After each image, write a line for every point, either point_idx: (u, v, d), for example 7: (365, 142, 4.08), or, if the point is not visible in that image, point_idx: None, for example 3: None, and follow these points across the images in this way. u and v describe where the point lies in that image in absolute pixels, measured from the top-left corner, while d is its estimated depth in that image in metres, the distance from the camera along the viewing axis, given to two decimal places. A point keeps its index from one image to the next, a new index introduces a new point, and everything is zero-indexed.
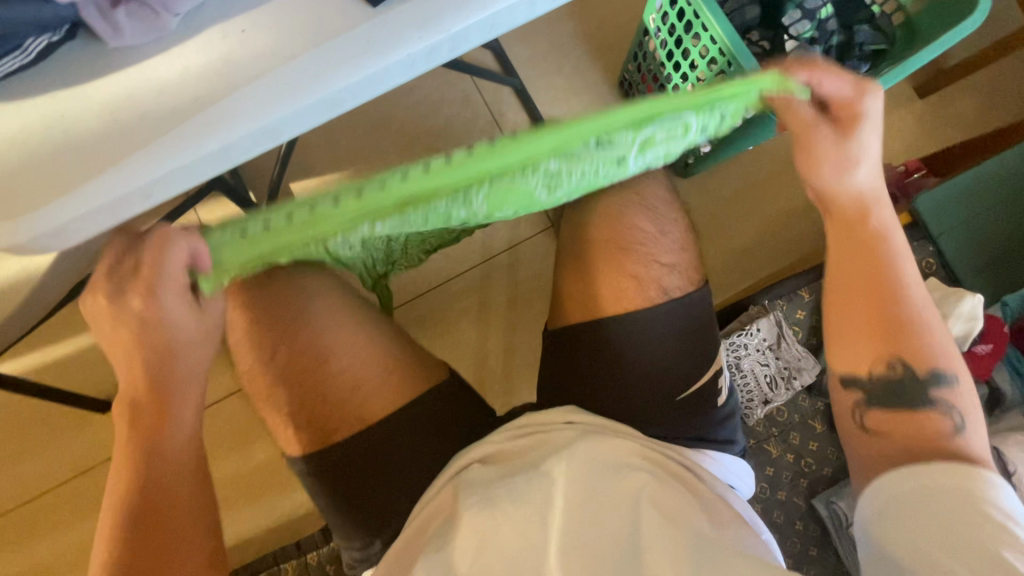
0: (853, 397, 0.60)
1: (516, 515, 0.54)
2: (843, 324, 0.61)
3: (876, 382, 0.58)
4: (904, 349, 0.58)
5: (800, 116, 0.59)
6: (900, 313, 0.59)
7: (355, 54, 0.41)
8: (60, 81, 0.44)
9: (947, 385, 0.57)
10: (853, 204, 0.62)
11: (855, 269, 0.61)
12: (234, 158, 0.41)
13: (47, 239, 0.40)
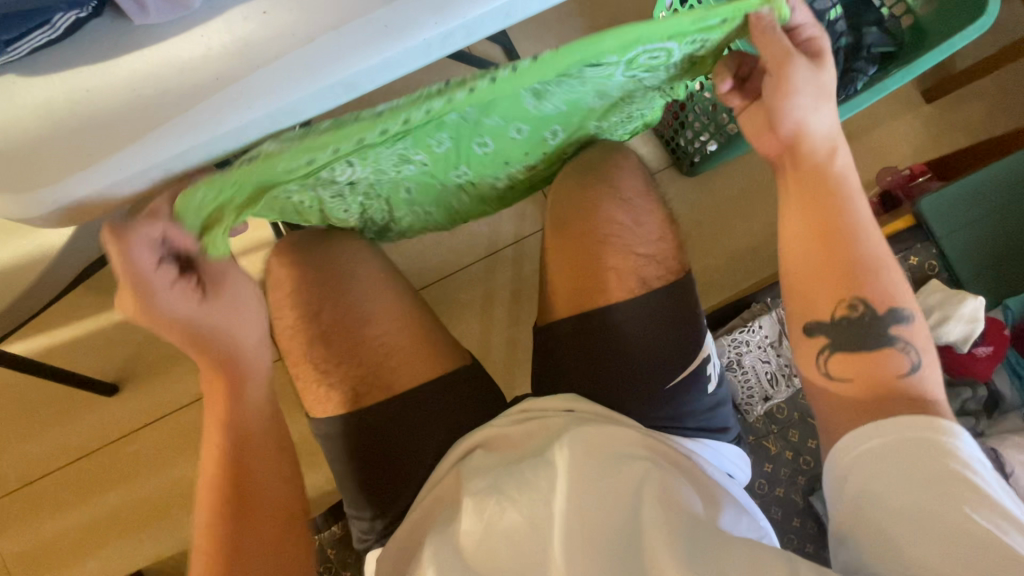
0: (818, 343, 0.58)
1: (522, 501, 0.54)
2: (806, 271, 0.60)
3: (839, 325, 0.57)
4: (865, 289, 0.57)
5: (779, 44, 0.52)
6: (860, 254, 0.58)
7: (372, 38, 0.41)
8: (84, 57, 0.45)
9: (905, 322, 0.56)
10: (813, 151, 0.59)
11: (817, 217, 0.59)
12: (251, 138, 0.42)
13: (68, 212, 0.41)
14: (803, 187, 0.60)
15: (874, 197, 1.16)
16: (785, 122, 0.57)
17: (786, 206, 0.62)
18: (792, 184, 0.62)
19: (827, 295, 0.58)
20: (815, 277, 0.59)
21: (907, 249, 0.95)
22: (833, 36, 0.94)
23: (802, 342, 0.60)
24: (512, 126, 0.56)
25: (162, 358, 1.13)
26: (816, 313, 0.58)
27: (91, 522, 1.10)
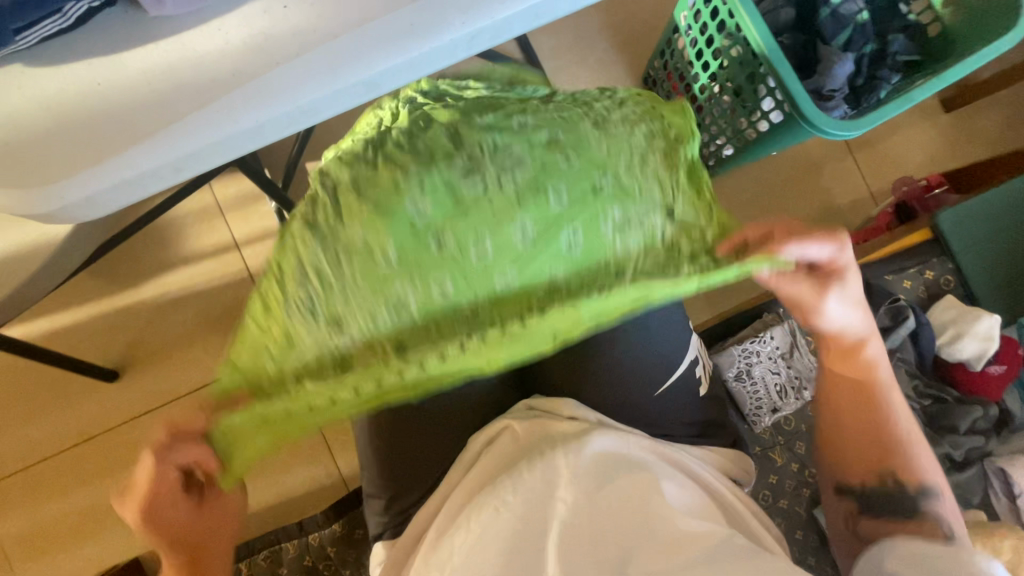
0: (846, 503, 0.63)
1: (517, 502, 0.54)
2: (842, 453, 0.63)
3: (869, 498, 0.61)
4: (896, 466, 0.60)
5: (797, 288, 0.55)
6: (892, 437, 0.60)
7: (396, 36, 0.40)
8: (95, 48, 0.43)
9: (937, 498, 0.59)
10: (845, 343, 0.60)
11: (850, 406, 0.61)
12: (267, 137, 0.41)
13: (78, 209, 0.39)
14: (841, 382, 0.62)
15: (890, 207, 1.14)
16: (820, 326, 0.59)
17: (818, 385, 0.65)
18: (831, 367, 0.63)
19: (858, 466, 0.61)
20: (849, 451, 0.62)
21: (923, 263, 0.94)
22: (859, 42, 0.91)
23: (832, 498, 0.64)
24: None
25: (164, 346, 1.12)
26: (846, 481, 0.63)
27: (89, 508, 1.09)
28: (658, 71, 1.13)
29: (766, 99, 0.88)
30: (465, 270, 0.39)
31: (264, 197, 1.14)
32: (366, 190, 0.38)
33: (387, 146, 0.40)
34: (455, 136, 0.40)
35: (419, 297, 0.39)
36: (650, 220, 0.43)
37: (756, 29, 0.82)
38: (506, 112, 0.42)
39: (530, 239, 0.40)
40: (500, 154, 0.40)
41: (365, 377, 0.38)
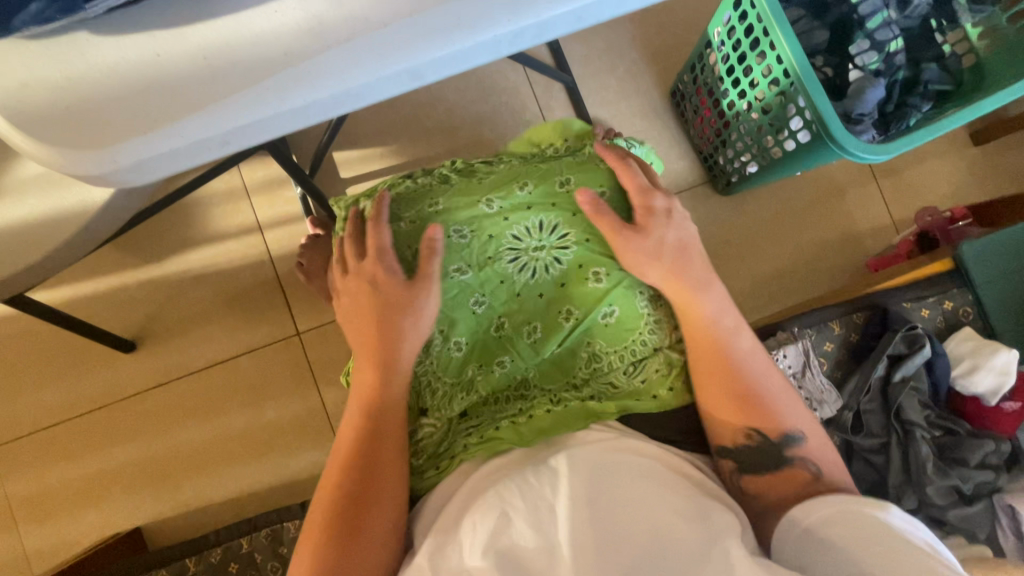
0: (729, 466, 0.64)
1: (527, 507, 0.54)
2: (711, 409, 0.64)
3: (745, 451, 0.63)
4: (757, 421, 0.62)
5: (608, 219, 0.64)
6: (744, 388, 0.63)
7: (442, 29, 0.41)
8: (153, 23, 0.41)
9: (797, 444, 0.62)
10: (679, 295, 0.65)
11: (699, 351, 0.65)
12: (311, 117, 0.42)
13: (128, 173, 0.40)
14: (694, 335, 0.65)
15: (911, 235, 1.13)
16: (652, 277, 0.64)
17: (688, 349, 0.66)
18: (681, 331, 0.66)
19: (725, 428, 0.63)
20: (705, 415, 0.65)
21: (943, 293, 0.93)
22: (891, 68, 0.92)
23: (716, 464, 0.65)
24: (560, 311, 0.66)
25: (181, 321, 1.14)
26: (723, 441, 0.64)
27: (97, 474, 1.11)
28: (687, 85, 1.13)
29: (795, 117, 0.89)
30: (519, 347, 0.67)
31: (289, 183, 1.16)
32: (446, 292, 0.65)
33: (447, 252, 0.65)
34: (498, 242, 0.65)
35: (483, 375, 0.68)
36: (660, 325, 0.68)
37: (790, 47, 0.83)
38: (548, 213, 0.65)
39: (576, 321, 0.66)
40: (517, 262, 0.65)
41: (470, 434, 0.66)
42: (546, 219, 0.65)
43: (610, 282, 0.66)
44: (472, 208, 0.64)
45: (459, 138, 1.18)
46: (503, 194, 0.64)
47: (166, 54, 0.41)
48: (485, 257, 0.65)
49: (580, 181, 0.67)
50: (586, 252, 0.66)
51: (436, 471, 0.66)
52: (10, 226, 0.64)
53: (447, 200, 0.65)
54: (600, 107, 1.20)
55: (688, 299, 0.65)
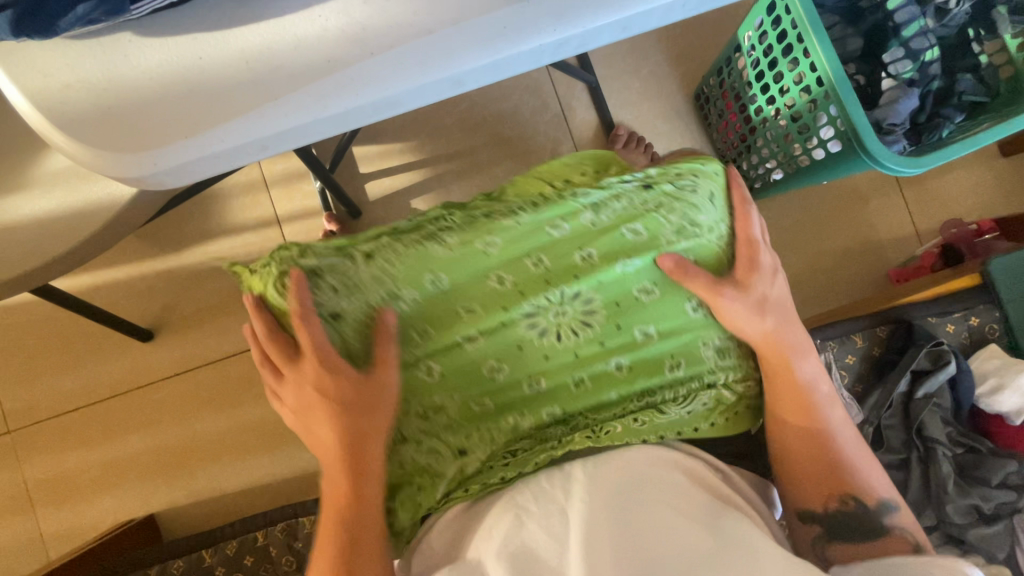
0: (812, 530, 0.63)
1: (539, 510, 0.55)
2: (797, 472, 0.64)
3: (830, 517, 0.62)
4: (854, 487, 0.62)
5: (707, 279, 0.60)
6: (836, 451, 0.63)
7: (486, 37, 0.40)
8: (195, 25, 0.41)
9: (895, 512, 0.62)
10: (780, 356, 0.64)
11: (796, 413, 0.64)
12: (351, 123, 0.41)
13: (165, 176, 0.40)
14: (786, 395, 0.64)
15: (936, 247, 1.11)
16: (756, 334, 0.63)
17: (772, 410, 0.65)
18: (774, 388, 0.65)
19: (811, 492, 0.63)
20: (789, 471, 0.65)
21: (970, 309, 0.92)
22: (925, 78, 0.90)
23: (796, 525, 0.65)
24: (601, 365, 0.62)
25: (197, 312, 1.14)
26: (805, 507, 0.63)
27: (112, 461, 1.12)
28: (712, 88, 1.12)
29: (826, 126, 0.87)
30: (562, 397, 0.63)
31: (308, 177, 1.16)
32: (454, 357, 0.60)
33: (447, 323, 0.59)
34: (517, 307, 0.59)
35: (531, 419, 0.63)
36: (722, 366, 0.65)
37: (824, 54, 0.81)
38: (575, 284, 0.60)
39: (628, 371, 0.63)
40: (536, 330, 0.60)
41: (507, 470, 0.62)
42: (580, 291, 0.60)
43: (668, 334, 0.62)
44: (482, 289, 0.59)
45: (480, 136, 1.17)
46: (512, 268, 0.59)
47: (208, 57, 0.40)
48: (498, 323, 0.59)
49: (603, 253, 0.60)
50: (624, 313, 0.61)
51: (465, 493, 0.62)
52: (40, 218, 0.64)
53: (450, 272, 0.58)
54: (622, 108, 1.19)
55: (785, 359, 0.63)
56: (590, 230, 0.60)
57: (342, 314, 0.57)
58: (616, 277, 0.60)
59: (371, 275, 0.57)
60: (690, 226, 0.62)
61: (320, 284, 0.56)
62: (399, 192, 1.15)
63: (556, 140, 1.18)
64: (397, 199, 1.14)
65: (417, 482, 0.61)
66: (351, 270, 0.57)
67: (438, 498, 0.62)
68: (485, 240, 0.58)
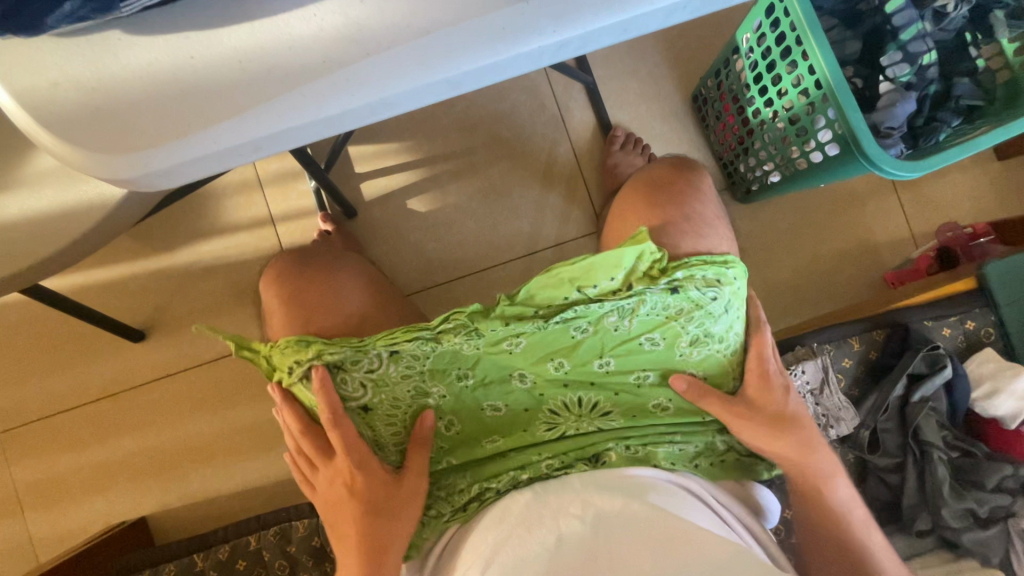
0: None
1: (529, 517, 0.58)
2: None
3: None
4: None
5: (719, 398, 0.64)
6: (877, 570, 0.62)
7: (484, 37, 0.39)
8: (188, 21, 0.40)
9: None
10: (802, 474, 0.66)
11: (824, 529, 0.65)
12: (346, 125, 0.40)
13: (157, 178, 0.39)
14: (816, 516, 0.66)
15: (932, 250, 1.12)
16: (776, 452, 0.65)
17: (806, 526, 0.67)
18: (802, 499, 0.67)
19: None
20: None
21: (965, 313, 0.92)
22: (922, 82, 0.89)
23: None
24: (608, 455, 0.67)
25: (190, 312, 1.13)
26: None
27: (104, 463, 1.11)
28: (710, 90, 1.11)
29: (823, 129, 0.87)
30: (569, 460, 0.67)
31: (303, 176, 1.15)
32: (478, 426, 0.67)
33: (480, 422, 0.67)
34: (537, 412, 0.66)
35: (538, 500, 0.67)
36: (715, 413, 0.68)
37: (823, 58, 0.81)
38: (589, 391, 0.65)
39: (636, 453, 0.66)
40: (552, 425, 0.67)
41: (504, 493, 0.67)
42: (592, 392, 0.65)
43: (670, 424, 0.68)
44: (504, 388, 0.64)
45: (477, 137, 1.16)
46: (535, 370, 0.63)
47: (200, 58, 0.40)
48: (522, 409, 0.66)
49: (622, 362, 0.63)
50: (633, 407, 0.67)
51: (461, 514, 0.66)
52: (29, 218, 0.63)
53: (475, 373, 0.63)
54: (620, 109, 1.18)
55: (812, 482, 0.66)
56: (611, 336, 0.61)
57: (367, 401, 0.64)
58: (632, 385, 0.65)
59: (398, 372, 0.61)
60: (704, 336, 0.63)
61: (346, 375, 0.61)
62: (395, 192, 1.14)
63: (554, 141, 1.17)
64: (394, 200, 1.13)
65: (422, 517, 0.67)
66: (378, 367, 0.60)
67: (440, 522, 0.67)
68: (511, 341, 0.59)
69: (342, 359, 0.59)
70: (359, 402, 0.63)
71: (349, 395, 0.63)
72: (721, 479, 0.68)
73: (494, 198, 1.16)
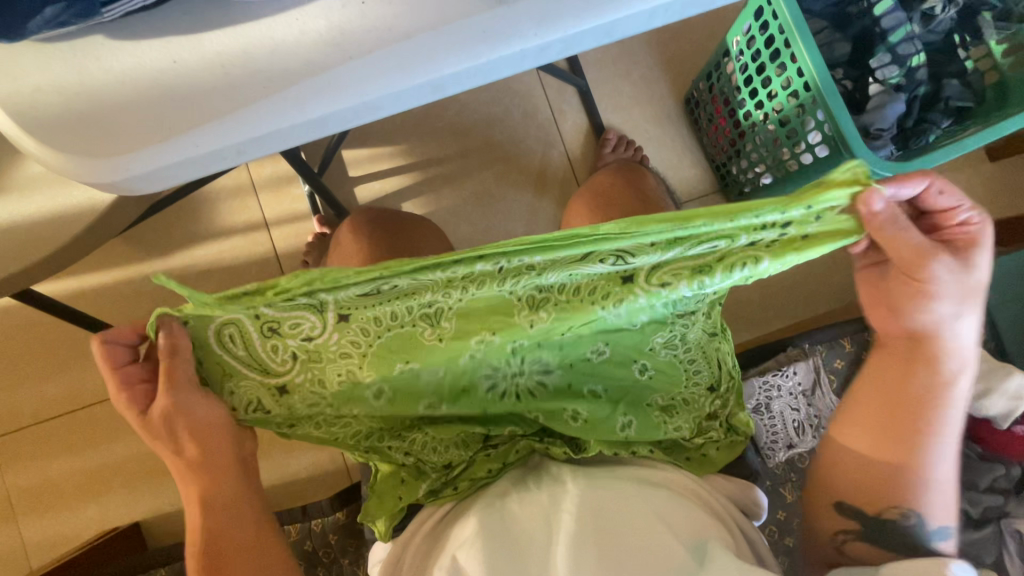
0: (843, 524, 0.60)
1: (523, 512, 0.57)
2: (856, 469, 0.58)
3: (874, 522, 0.58)
4: (909, 503, 0.56)
5: (907, 242, 0.46)
6: (918, 467, 0.56)
7: (467, 41, 0.39)
8: (172, 27, 0.40)
9: (944, 540, 0.56)
10: (916, 349, 0.53)
11: (883, 405, 0.56)
12: (330, 128, 0.41)
13: (139, 181, 0.39)
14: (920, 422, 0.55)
15: None
16: (903, 314, 0.51)
17: (865, 393, 0.58)
18: (887, 372, 0.56)
19: (868, 486, 0.58)
20: (846, 463, 0.59)
21: None
22: (913, 83, 0.90)
23: (826, 511, 0.61)
24: (568, 410, 0.64)
25: None
26: (846, 499, 0.59)
27: (96, 468, 1.11)
28: (702, 93, 1.12)
29: (813, 131, 0.87)
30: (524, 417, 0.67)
31: (297, 180, 1.15)
32: (399, 381, 0.58)
33: (411, 382, 0.59)
34: (474, 373, 0.60)
35: (513, 454, 0.66)
36: (657, 386, 0.66)
37: (811, 60, 0.81)
38: (532, 355, 0.59)
39: (585, 423, 0.64)
40: (491, 378, 0.61)
41: (489, 460, 0.66)
42: (540, 357, 0.61)
43: (615, 392, 0.65)
44: (446, 355, 0.56)
45: (470, 140, 1.16)
46: (487, 341, 0.56)
47: (184, 61, 0.40)
48: (462, 386, 0.61)
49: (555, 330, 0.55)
50: (578, 372, 0.64)
51: (453, 491, 0.65)
52: (19, 222, 0.63)
53: (424, 360, 0.56)
54: (612, 112, 1.19)
55: (921, 363, 0.53)
56: (583, 319, 0.55)
57: (291, 370, 0.53)
58: (580, 352, 0.62)
59: (342, 341, 0.51)
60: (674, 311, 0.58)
61: (281, 341, 0.49)
62: (389, 195, 1.15)
63: (547, 144, 1.18)
64: (387, 204, 1.14)
65: (404, 476, 0.66)
66: (320, 333, 0.49)
67: (425, 492, 0.65)
68: (469, 323, 0.51)
69: (284, 313, 0.46)
70: (279, 378, 0.53)
71: (273, 360, 0.51)
72: (704, 473, 0.67)
73: (486, 202, 1.16)
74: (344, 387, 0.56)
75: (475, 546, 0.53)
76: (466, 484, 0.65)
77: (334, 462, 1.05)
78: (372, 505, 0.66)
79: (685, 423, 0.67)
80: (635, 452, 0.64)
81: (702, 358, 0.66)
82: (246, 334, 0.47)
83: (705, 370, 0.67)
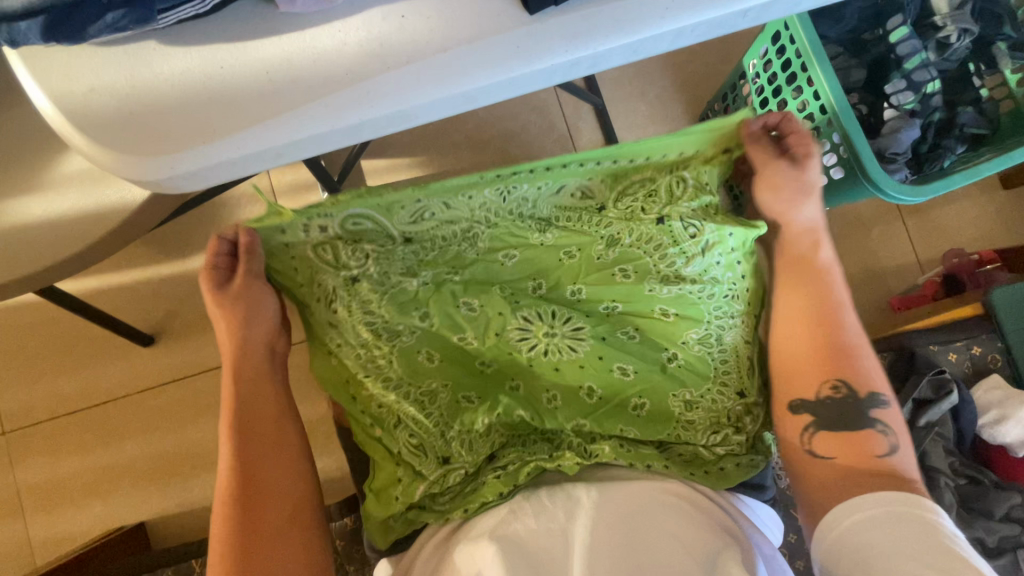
0: (801, 421, 0.62)
1: (540, 526, 0.56)
2: (790, 358, 0.65)
3: (826, 404, 0.62)
4: (847, 373, 0.62)
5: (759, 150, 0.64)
6: (842, 339, 0.63)
7: (501, 56, 0.41)
8: (223, 36, 0.42)
9: (882, 405, 0.61)
10: (803, 235, 0.66)
11: (799, 293, 0.66)
12: (363, 135, 0.43)
13: (180, 180, 0.41)
14: (793, 292, 0.66)
15: (938, 276, 1.12)
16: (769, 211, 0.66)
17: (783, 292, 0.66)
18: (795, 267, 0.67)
19: (808, 375, 0.63)
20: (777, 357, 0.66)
21: (972, 338, 0.92)
22: (927, 109, 0.91)
23: (787, 414, 0.64)
24: (586, 382, 0.67)
25: (200, 318, 1.14)
26: (800, 395, 0.63)
27: (106, 466, 1.11)
28: (717, 113, 1.14)
29: (828, 153, 0.88)
30: (539, 410, 0.67)
31: (316, 188, 1.17)
32: (450, 322, 0.67)
33: (455, 322, 0.67)
34: (506, 321, 0.67)
35: (519, 471, 0.63)
36: (685, 377, 0.67)
37: (828, 84, 0.82)
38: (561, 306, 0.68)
39: (598, 399, 0.67)
40: (526, 340, 0.67)
41: (498, 483, 0.62)
42: (572, 318, 0.67)
43: (637, 375, 0.67)
44: (485, 294, 0.68)
45: (487, 153, 1.19)
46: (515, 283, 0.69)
47: (229, 67, 0.42)
48: (493, 333, 0.67)
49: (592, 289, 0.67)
50: (606, 346, 0.67)
51: (464, 511, 0.62)
52: (53, 220, 0.65)
53: (467, 273, 0.69)
54: (628, 130, 1.21)
55: (814, 243, 0.66)
56: (591, 262, 0.67)
57: (358, 275, 0.66)
58: (601, 314, 0.68)
59: (406, 254, 0.67)
60: (678, 274, 0.64)
61: (358, 246, 0.65)
62: None
63: None
64: None
65: (401, 475, 0.64)
66: (391, 246, 0.66)
67: (441, 513, 0.63)
68: (506, 252, 0.68)
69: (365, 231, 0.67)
70: (348, 273, 0.66)
71: (345, 262, 0.65)
72: (722, 487, 0.63)
73: None
74: (392, 303, 0.67)
75: (493, 553, 0.52)
76: (476, 509, 0.62)
77: (341, 469, 1.05)
78: (371, 500, 0.64)
79: (701, 422, 0.67)
80: (652, 465, 0.63)
81: (736, 360, 0.67)
82: (325, 241, 0.63)
83: (734, 371, 0.67)
